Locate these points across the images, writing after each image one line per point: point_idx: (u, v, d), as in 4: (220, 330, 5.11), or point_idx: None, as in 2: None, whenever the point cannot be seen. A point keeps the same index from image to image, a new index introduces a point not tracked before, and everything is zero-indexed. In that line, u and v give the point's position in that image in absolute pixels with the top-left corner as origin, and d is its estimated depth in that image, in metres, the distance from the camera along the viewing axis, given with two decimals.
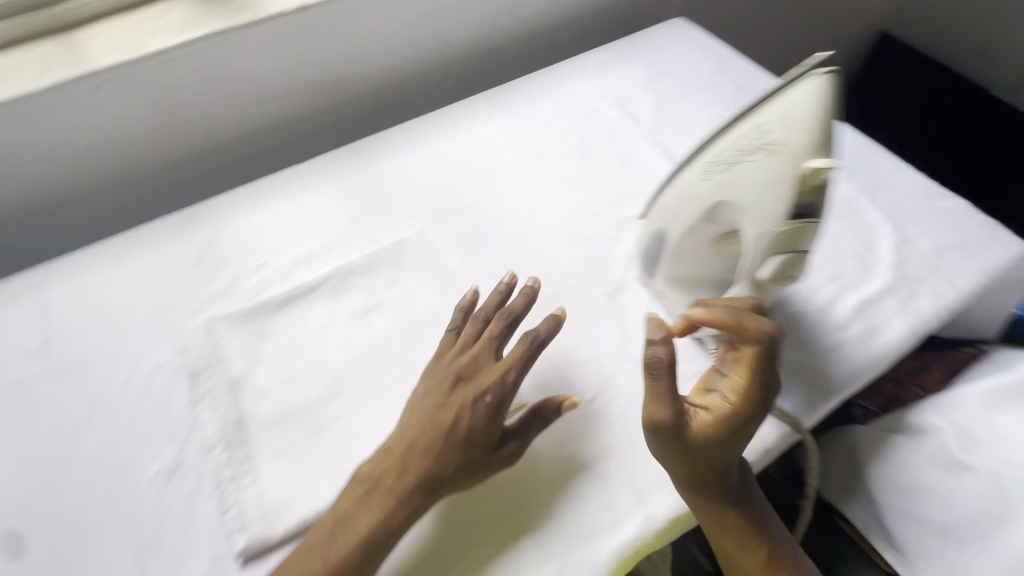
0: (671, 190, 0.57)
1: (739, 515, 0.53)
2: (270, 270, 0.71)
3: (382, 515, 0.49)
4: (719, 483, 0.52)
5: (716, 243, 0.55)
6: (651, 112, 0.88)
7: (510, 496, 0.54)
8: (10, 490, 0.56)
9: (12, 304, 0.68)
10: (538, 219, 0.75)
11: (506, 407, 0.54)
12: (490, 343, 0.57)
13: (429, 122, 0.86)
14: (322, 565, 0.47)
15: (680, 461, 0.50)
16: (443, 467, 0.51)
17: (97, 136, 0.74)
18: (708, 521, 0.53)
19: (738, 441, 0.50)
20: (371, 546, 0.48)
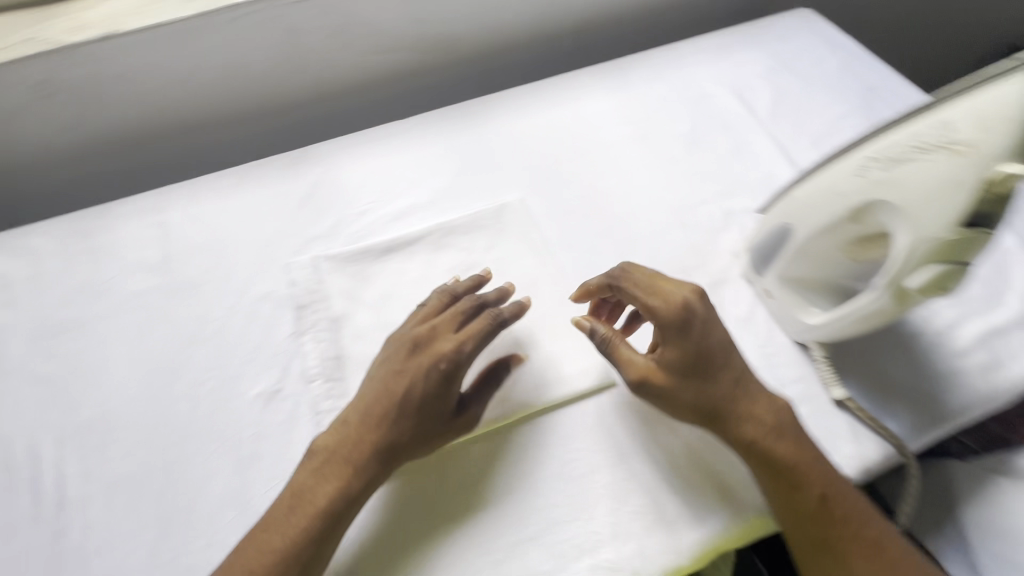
0: (809, 185, 0.55)
1: (778, 447, 0.51)
2: (373, 217, 0.72)
3: (335, 490, 0.49)
4: (735, 407, 0.52)
5: (852, 246, 0.53)
6: (769, 104, 0.83)
7: (463, 477, 0.54)
8: (128, 388, 0.60)
9: (136, 218, 0.73)
10: (641, 201, 0.73)
11: (461, 376, 0.54)
12: (456, 314, 0.57)
13: (537, 89, 0.85)
14: (282, 541, 0.47)
15: (664, 393, 0.53)
16: (396, 435, 0.52)
17: (224, 69, 0.77)
18: (744, 453, 0.52)
19: (691, 362, 0.52)
20: (327, 524, 0.48)
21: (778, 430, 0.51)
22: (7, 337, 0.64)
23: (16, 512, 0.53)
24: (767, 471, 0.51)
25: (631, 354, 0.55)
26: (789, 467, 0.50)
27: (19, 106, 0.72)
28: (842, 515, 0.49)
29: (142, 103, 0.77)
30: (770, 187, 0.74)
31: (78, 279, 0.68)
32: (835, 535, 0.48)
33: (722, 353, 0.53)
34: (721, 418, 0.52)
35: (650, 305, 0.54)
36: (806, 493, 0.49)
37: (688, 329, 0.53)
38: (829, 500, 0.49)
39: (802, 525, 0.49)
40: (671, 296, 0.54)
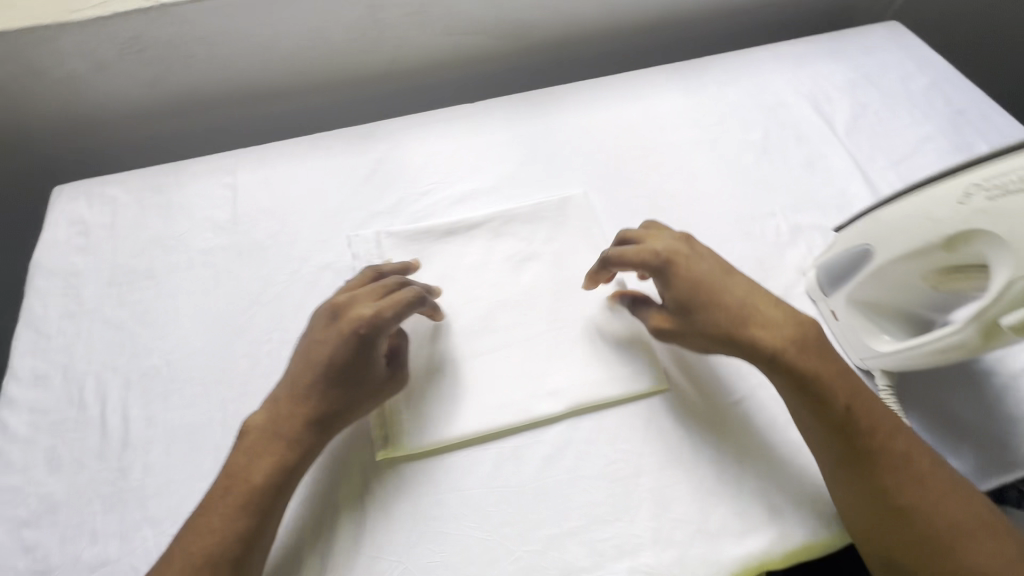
0: (896, 209, 0.53)
1: (800, 360, 0.52)
2: (434, 199, 0.73)
3: (269, 468, 0.50)
4: (748, 329, 0.53)
5: (941, 276, 0.51)
6: (848, 119, 0.80)
7: (385, 445, 0.56)
8: (192, 341, 0.62)
9: (207, 177, 0.75)
10: (706, 207, 0.72)
11: (379, 345, 0.54)
12: (379, 285, 0.57)
13: (607, 84, 0.83)
14: (221, 520, 0.48)
15: (676, 333, 0.56)
16: (321, 403, 0.52)
17: (302, 39, 0.78)
18: (767, 368, 0.53)
19: (685, 298, 0.55)
20: (261, 503, 0.49)
21: (796, 342, 0.52)
22: (83, 281, 0.67)
23: (84, 447, 0.56)
24: (791, 385, 0.52)
25: (649, 308, 0.59)
26: (812, 381, 0.51)
27: (110, 60, 0.75)
28: (870, 428, 0.50)
29: (222, 67, 0.80)
30: (842, 205, 0.72)
31: (151, 232, 0.71)
32: (865, 450, 0.49)
33: (718, 280, 0.55)
34: (735, 340, 0.53)
35: (639, 258, 0.57)
36: (831, 406, 0.50)
37: (671, 271, 0.56)
38: (855, 411, 0.50)
39: (831, 439, 0.50)
40: (657, 246, 0.57)
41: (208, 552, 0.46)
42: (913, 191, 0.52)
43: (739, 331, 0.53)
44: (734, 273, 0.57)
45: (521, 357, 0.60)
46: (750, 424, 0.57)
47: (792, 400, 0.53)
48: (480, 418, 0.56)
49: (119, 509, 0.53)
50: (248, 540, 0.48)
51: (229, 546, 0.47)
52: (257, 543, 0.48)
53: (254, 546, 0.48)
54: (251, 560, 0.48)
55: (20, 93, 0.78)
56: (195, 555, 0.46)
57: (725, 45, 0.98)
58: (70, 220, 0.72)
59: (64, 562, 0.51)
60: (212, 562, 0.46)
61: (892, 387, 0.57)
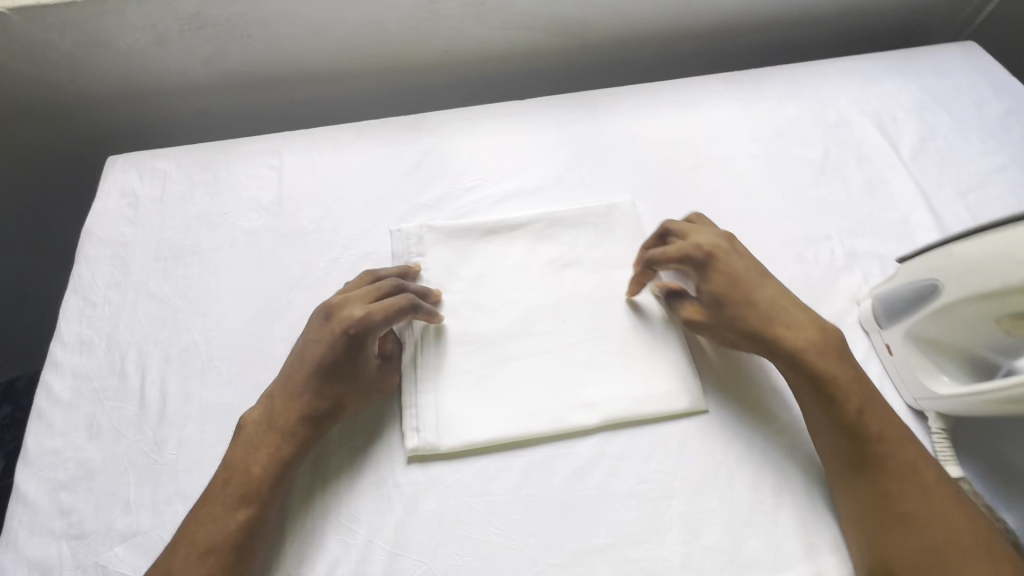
0: (968, 246, 0.50)
1: (819, 361, 0.52)
2: (479, 196, 0.72)
3: (265, 460, 0.51)
4: (775, 328, 0.54)
5: (1011, 321, 0.48)
6: (915, 142, 0.76)
7: (373, 433, 0.56)
8: (232, 321, 0.63)
9: (255, 158, 0.75)
10: (758, 225, 0.69)
11: (371, 344, 0.55)
12: (374, 287, 0.57)
13: (661, 89, 0.81)
14: (223, 510, 0.49)
15: (705, 326, 0.57)
16: (313, 400, 0.53)
17: (358, 24, 0.79)
18: (784, 366, 0.54)
19: (720, 293, 0.56)
20: (260, 495, 0.50)
21: (819, 343, 0.53)
22: (130, 252, 0.68)
23: (123, 417, 0.57)
24: (805, 385, 0.52)
25: (681, 300, 0.60)
26: (827, 381, 0.51)
27: (171, 34, 0.77)
28: (879, 433, 0.49)
29: (277, 48, 0.80)
30: (903, 233, 0.68)
31: (198, 208, 0.71)
32: (871, 454, 0.49)
33: (753, 280, 0.56)
34: (761, 336, 0.54)
35: (682, 251, 0.58)
36: (842, 407, 0.51)
37: (712, 266, 0.57)
38: (867, 414, 0.50)
39: (839, 441, 0.50)
40: (700, 241, 0.59)
41: (212, 540, 0.48)
42: (990, 229, 0.50)
43: (765, 329, 0.54)
44: (768, 275, 0.58)
45: (558, 364, 0.58)
46: (791, 454, 0.54)
47: (803, 401, 0.53)
48: (513, 423, 0.55)
49: (152, 482, 0.54)
50: (249, 528, 0.49)
51: (230, 533, 0.48)
52: (257, 533, 0.49)
53: (254, 536, 0.49)
54: (251, 550, 0.48)
55: (83, 62, 0.80)
56: (198, 541, 0.48)
57: (778, 55, 0.97)
58: (122, 191, 0.73)
59: (98, 529, 0.52)
60: (214, 549, 0.47)
61: (947, 431, 0.54)
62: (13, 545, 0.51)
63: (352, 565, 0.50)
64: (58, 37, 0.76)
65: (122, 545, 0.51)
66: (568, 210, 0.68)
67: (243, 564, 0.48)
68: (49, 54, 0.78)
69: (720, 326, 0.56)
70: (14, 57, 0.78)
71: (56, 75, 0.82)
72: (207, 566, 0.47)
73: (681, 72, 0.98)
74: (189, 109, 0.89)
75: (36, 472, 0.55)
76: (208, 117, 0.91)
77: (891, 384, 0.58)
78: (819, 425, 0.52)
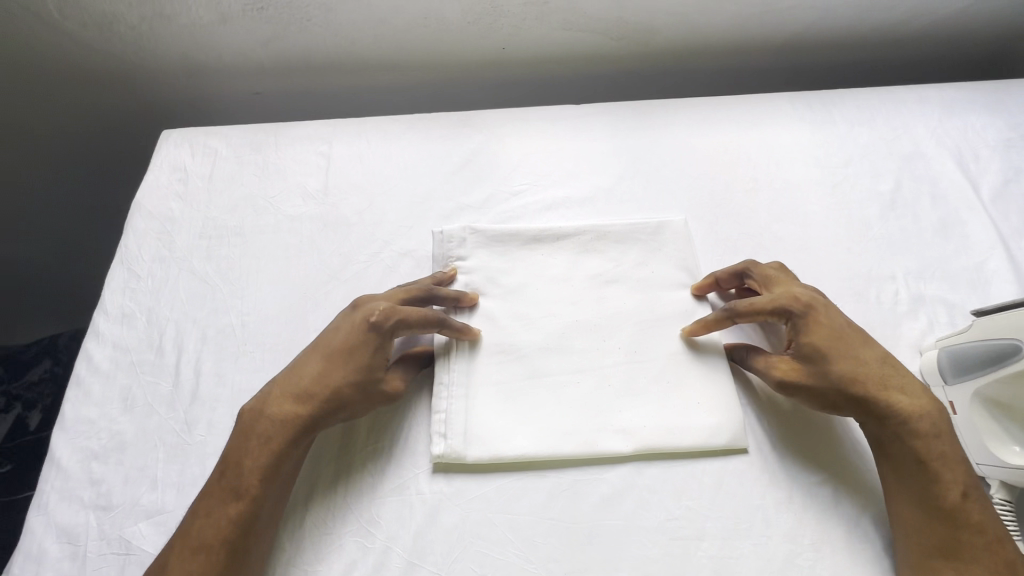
0: None
1: (930, 437, 0.49)
2: (525, 201, 0.70)
3: (258, 453, 0.49)
4: (885, 393, 0.50)
5: None
6: (997, 183, 0.71)
7: (377, 438, 0.55)
8: (269, 307, 0.63)
9: (304, 143, 0.75)
10: (817, 257, 0.65)
11: (388, 339, 0.54)
12: (404, 288, 0.57)
13: (724, 104, 0.78)
14: (220, 504, 0.48)
15: (804, 384, 0.52)
16: (311, 387, 0.52)
17: (418, 15, 0.77)
18: (884, 433, 0.50)
19: (825, 349, 0.52)
20: (251, 491, 0.48)
21: (931, 414, 0.50)
22: (176, 227, 0.69)
23: (157, 393, 0.58)
24: (905, 456, 0.49)
25: (767, 357, 0.55)
26: (931, 459, 0.48)
27: (233, 14, 0.77)
28: (980, 524, 0.46)
29: (336, 34, 0.80)
30: (976, 281, 0.64)
31: (245, 189, 0.72)
32: (966, 543, 0.46)
33: (854, 338, 0.53)
34: (870, 401, 0.50)
35: (782, 301, 0.54)
36: (946, 489, 0.47)
37: (812, 319, 0.54)
38: (970, 501, 0.47)
39: (933, 522, 0.47)
40: (797, 292, 0.55)
41: (205, 537, 0.47)
42: None
43: (875, 393, 0.50)
44: (864, 335, 0.55)
45: (593, 385, 0.56)
46: (835, 506, 0.51)
47: (897, 471, 0.49)
48: (541, 441, 0.53)
49: (180, 461, 0.54)
50: (243, 526, 0.47)
51: (222, 529, 0.47)
52: (248, 533, 0.47)
53: (247, 536, 0.47)
54: (243, 551, 0.47)
55: (149, 36, 0.81)
56: (193, 536, 0.47)
57: (846, 75, 0.93)
58: (173, 165, 0.74)
59: (124, 503, 0.52)
60: (206, 546, 0.46)
61: (1010, 502, 0.51)
62: (44, 509, 0.52)
63: (368, 569, 0.49)
64: (126, 9, 0.77)
65: (145, 522, 0.51)
66: (618, 224, 0.66)
67: (235, 562, 0.46)
68: (115, 25, 0.80)
69: (816, 387, 0.52)
70: (83, 26, 0.81)
71: (122, 48, 0.83)
72: (197, 563, 0.46)
73: (744, 87, 0.94)
74: (244, 88, 0.89)
75: (71, 439, 0.56)
76: (261, 98, 0.91)
77: None
78: (909, 501, 0.48)
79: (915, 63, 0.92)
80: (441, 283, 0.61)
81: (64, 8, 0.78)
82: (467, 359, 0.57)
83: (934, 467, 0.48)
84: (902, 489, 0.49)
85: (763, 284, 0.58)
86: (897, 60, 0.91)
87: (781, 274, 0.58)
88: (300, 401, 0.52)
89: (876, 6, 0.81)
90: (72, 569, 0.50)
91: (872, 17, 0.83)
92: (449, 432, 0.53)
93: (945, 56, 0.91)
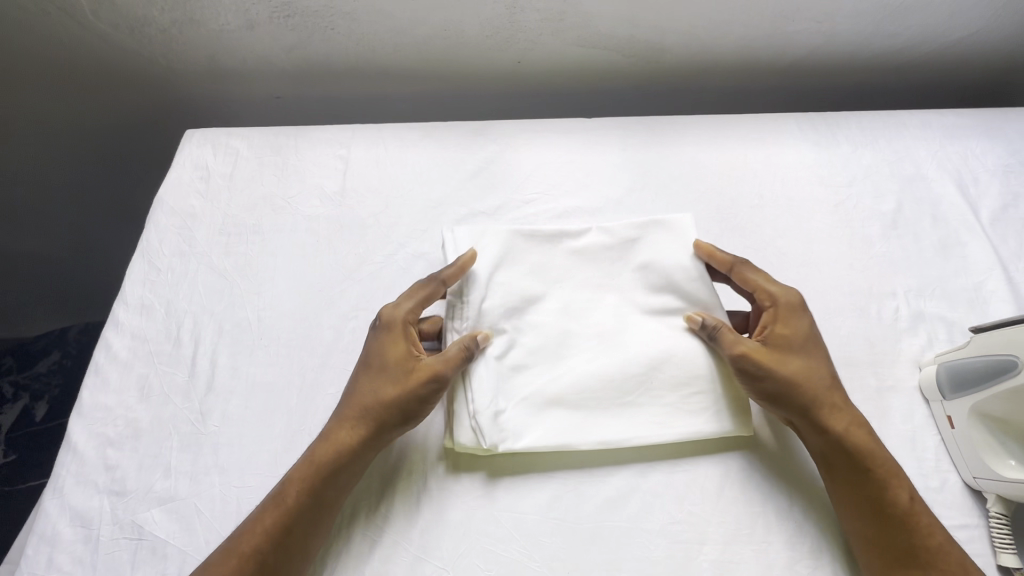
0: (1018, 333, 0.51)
1: (880, 450, 0.52)
2: (537, 209, 0.72)
3: (302, 475, 0.50)
4: (829, 396, 0.53)
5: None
6: (995, 207, 0.73)
7: (403, 444, 0.56)
8: (285, 303, 0.64)
9: (323, 146, 0.77)
10: (821, 273, 0.67)
11: (393, 354, 0.54)
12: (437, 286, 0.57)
13: (731, 123, 0.80)
14: (262, 518, 0.49)
15: (764, 370, 0.53)
16: (366, 408, 0.53)
17: (438, 27, 0.80)
18: (826, 445, 0.52)
19: (787, 346, 0.55)
20: (291, 507, 0.49)
21: (863, 426, 0.53)
22: (197, 224, 0.71)
23: (174, 383, 0.59)
24: (854, 467, 0.51)
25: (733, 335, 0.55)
26: (884, 468, 0.51)
27: (260, 21, 0.80)
28: (932, 526, 0.49)
29: (359, 43, 0.82)
30: (974, 300, 0.65)
31: (265, 188, 0.74)
32: (919, 548, 0.48)
33: (815, 350, 0.56)
34: (814, 409, 0.53)
35: (766, 288, 0.58)
36: (904, 493, 0.50)
37: (780, 318, 0.56)
38: (916, 505, 0.49)
39: (887, 532, 0.49)
40: (780, 296, 0.57)
41: (248, 550, 0.47)
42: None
43: (819, 394, 0.53)
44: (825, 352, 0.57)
45: (588, 358, 0.57)
46: (831, 514, 0.52)
47: (857, 485, 0.50)
48: (558, 432, 0.54)
49: (194, 451, 0.55)
50: (281, 541, 0.48)
51: (264, 544, 0.47)
52: (284, 549, 0.48)
53: (279, 553, 0.47)
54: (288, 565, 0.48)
55: (177, 39, 0.84)
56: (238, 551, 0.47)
57: (849, 97, 0.96)
58: (195, 164, 0.76)
59: (138, 488, 0.54)
60: (255, 559, 0.47)
61: (1006, 516, 0.51)
62: (59, 493, 0.54)
63: (376, 562, 0.50)
64: (158, 14, 0.80)
65: (158, 508, 0.53)
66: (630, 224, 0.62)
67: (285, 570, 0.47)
68: (146, 27, 0.82)
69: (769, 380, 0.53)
70: (116, 27, 0.83)
71: (151, 49, 0.86)
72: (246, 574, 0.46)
73: (751, 106, 0.96)
74: (266, 92, 0.92)
75: (88, 425, 0.57)
76: (282, 102, 0.94)
77: (949, 458, 0.55)
78: (879, 509, 0.49)
79: (917, 90, 0.95)
80: (459, 261, 0.58)
81: (98, 10, 0.81)
82: (481, 288, 0.58)
83: (890, 478, 0.50)
84: (858, 502, 0.50)
85: (748, 267, 0.59)
86: (898, 86, 0.94)
87: (738, 260, 0.60)
88: (349, 429, 0.52)
89: (880, 33, 0.84)
90: (86, 552, 0.51)
91: (876, 43, 0.86)
92: (474, 395, 0.53)
93: (946, 82, 0.94)
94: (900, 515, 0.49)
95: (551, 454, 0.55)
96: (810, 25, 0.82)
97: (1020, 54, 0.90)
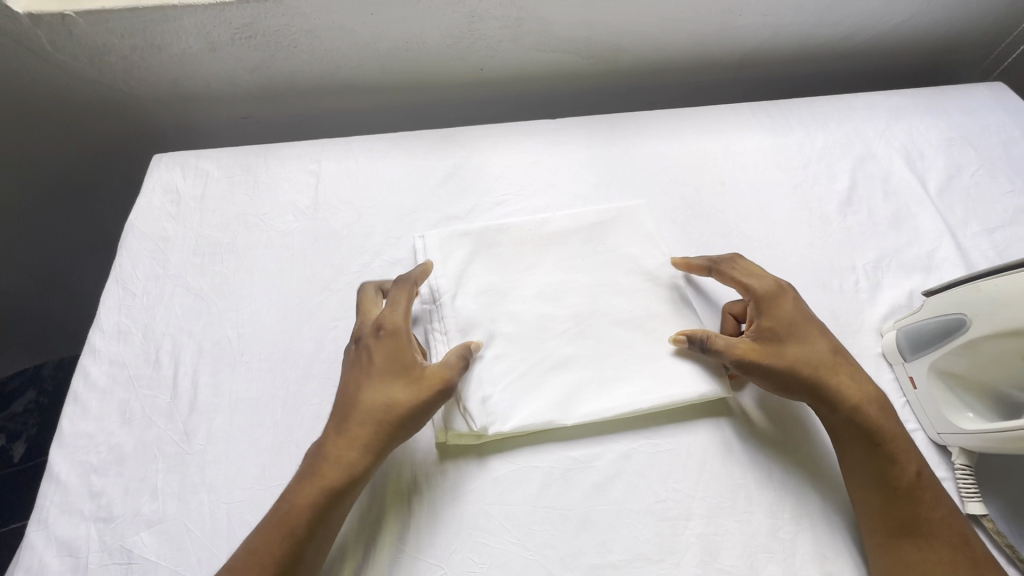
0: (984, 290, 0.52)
1: (881, 419, 0.53)
2: (508, 210, 0.74)
3: (314, 494, 0.50)
4: (835, 374, 0.55)
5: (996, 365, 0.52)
6: (941, 179, 0.77)
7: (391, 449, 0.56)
8: (264, 318, 0.65)
9: (293, 163, 0.77)
10: (784, 253, 0.70)
11: (412, 365, 0.55)
12: (410, 289, 0.60)
13: (689, 115, 0.83)
14: (274, 540, 0.48)
15: (766, 363, 0.55)
16: (386, 421, 0.53)
17: (400, 40, 0.82)
18: (836, 420, 0.54)
19: (780, 332, 0.57)
20: (308, 528, 0.48)
21: (874, 400, 0.54)
22: (170, 246, 0.71)
23: (155, 405, 0.59)
24: (862, 443, 0.53)
25: (725, 340, 0.57)
26: (889, 442, 0.52)
27: (222, 42, 0.80)
28: (934, 500, 0.50)
29: (323, 58, 0.84)
30: (928, 268, 0.69)
31: (236, 207, 0.74)
32: (920, 519, 0.50)
33: (807, 329, 0.57)
34: (815, 386, 0.55)
35: (743, 280, 0.60)
36: (905, 468, 0.51)
37: (767, 307, 0.58)
38: (923, 479, 0.51)
39: (891, 501, 0.50)
40: (760, 288, 0.59)
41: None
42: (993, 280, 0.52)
43: (824, 372, 0.55)
44: (819, 327, 0.59)
45: (562, 340, 0.60)
46: (808, 480, 0.55)
47: (861, 458, 0.53)
48: (543, 408, 0.56)
49: (180, 471, 0.55)
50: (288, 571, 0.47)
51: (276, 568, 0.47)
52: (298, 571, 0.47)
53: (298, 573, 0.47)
54: None
55: (139, 65, 0.84)
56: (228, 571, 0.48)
57: (798, 85, 1.00)
58: (165, 187, 0.76)
59: (126, 513, 0.53)
60: None
61: (970, 467, 0.54)
62: (44, 523, 0.53)
63: (371, 563, 0.50)
64: (118, 41, 0.80)
65: (147, 531, 0.52)
66: (592, 211, 0.70)
67: None
68: (107, 56, 0.82)
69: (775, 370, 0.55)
70: (75, 57, 0.83)
71: (112, 76, 0.86)
72: None
73: (708, 98, 1.00)
74: (233, 113, 0.93)
75: (69, 453, 0.57)
76: (250, 122, 0.95)
77: (915, 417, 0.58)
78: (877, 479, 0.51)
79: (863, 73, 0.99)
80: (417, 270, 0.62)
81: (56, 40, 0.80)
82: (448, 283, 0.63)
83: (886, 452, 0.52)
84: (863, 474, 0.52)
85: (725, 264, 0.62)
86: (845, 71, 0.98)
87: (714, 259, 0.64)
88: (370, 445, 0.52)
89: (824, 22, 0.88)
90: None
91: (821, 33, 0.90)
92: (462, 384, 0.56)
93: (888, 66, 0.99)
94: (904, 488, 0.51)
95: (537, 446, 0.56)
96: (756, 18, 0.86)
97: (952, 36, 0.95)
